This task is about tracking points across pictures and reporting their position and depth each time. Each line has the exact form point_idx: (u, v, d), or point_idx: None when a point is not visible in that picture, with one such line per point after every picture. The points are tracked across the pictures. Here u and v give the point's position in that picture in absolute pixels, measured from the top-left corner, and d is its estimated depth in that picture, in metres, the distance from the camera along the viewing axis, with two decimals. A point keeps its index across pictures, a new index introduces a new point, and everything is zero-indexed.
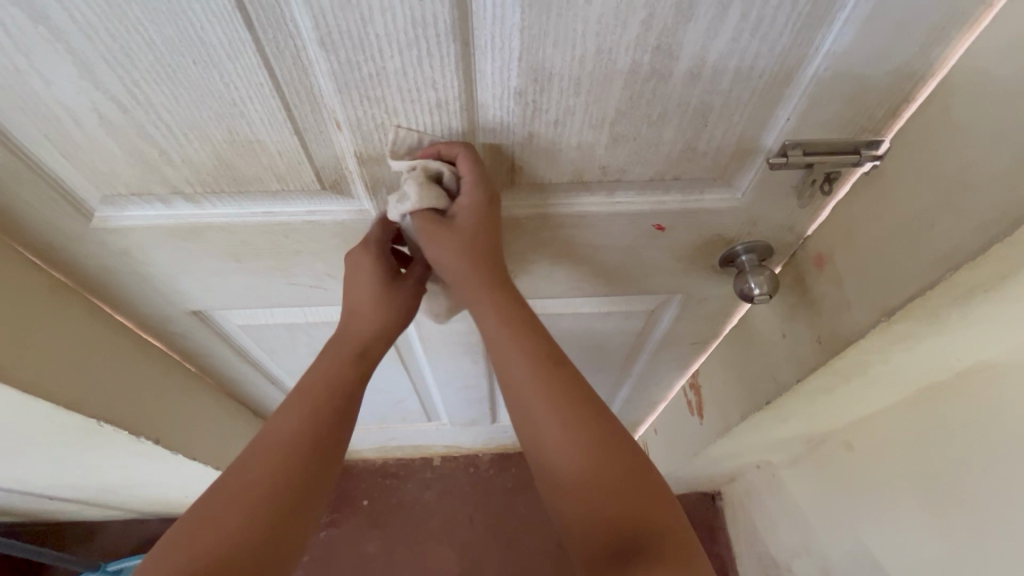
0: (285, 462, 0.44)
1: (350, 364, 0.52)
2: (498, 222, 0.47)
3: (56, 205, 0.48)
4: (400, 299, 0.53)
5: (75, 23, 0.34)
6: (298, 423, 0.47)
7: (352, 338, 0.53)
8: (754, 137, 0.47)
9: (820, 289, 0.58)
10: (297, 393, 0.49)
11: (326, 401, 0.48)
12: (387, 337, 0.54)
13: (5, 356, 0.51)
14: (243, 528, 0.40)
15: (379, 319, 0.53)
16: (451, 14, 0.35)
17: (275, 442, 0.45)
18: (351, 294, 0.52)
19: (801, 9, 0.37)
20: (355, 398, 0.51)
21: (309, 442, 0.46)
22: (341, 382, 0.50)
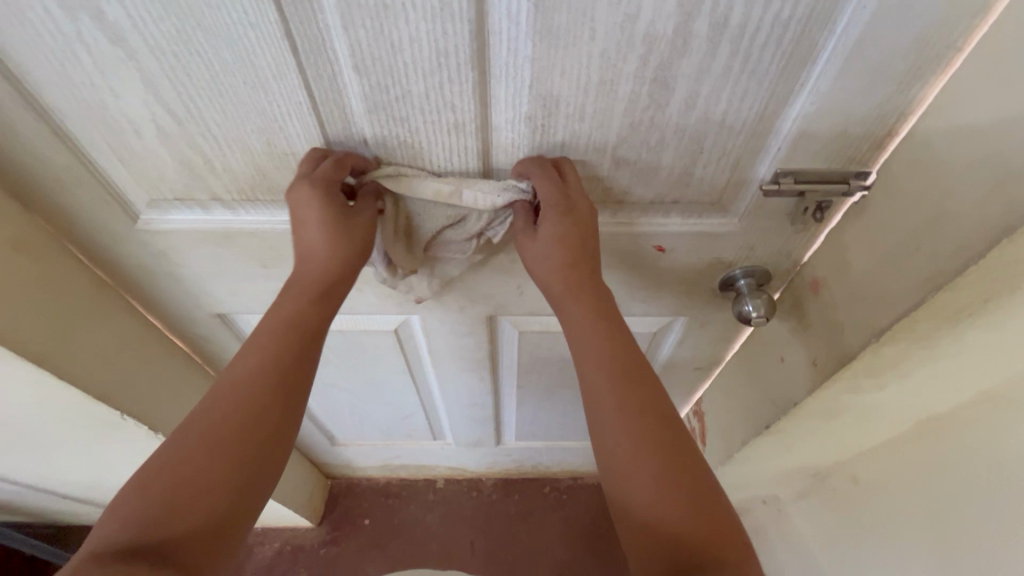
0: (253, 406, 0.46)
1: (311, 303, 0.51)
2: (586, 232, 0.50)
3: (107, 205, 0.53)
4: (353, 230, 0.50)
5: (146, 45, 0.39)
6: (260, 367, 0.48)
7: (307, 277, 0.51)
8: (748, 165, 0.51)
9: (817, 314, 0.60)
10: (256, 339, 0.50)
11: (289, 343, 0.50)
12: (347, 271, 0.51)
13: (49, 344, 0.55)
14: (215, 472, 0.43)
15: (334, 253, 0.50)
16: (471, 46, 0.40)
17: (239, 385, 0.47)
18: (299, 229, 0.49)
19: (785, 48, 0.41)
20: (318, 338, 0.52)
21: (272, 384, 0.47)
22: (304, 322, 0.51)
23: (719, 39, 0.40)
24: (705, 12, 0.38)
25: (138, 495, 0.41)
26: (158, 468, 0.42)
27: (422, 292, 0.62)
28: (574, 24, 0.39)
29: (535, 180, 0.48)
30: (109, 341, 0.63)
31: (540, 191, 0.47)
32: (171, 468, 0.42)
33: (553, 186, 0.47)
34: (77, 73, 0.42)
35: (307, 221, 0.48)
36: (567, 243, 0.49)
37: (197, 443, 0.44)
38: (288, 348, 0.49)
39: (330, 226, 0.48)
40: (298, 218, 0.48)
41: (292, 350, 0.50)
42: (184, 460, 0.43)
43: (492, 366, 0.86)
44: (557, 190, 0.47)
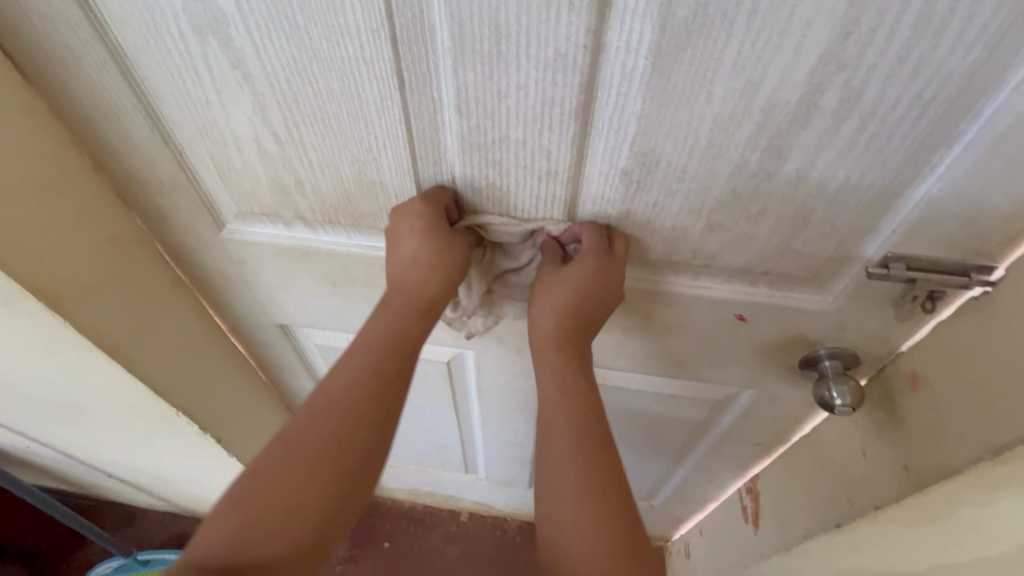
0: (351, 418, 0.44)
1: (411, 320, 0.50)
2: (612, 290, 0.48)
3: (200, 213, 0.55)
4: (451, 250, 0.48)
5: (263, 71, 0.41)
6: (362, 374, 0.46)
7: (410, 292, 0.49)
8: (855, 244, 0.47)
9: (913, 412, 0.54)
10: (356, 348, 0.48)
11: (386, 358, 0.48)
12: (445, 287, 0.49)
13: (124, 338, 0.57)
14: (310, 486, 0.41)
15: (432, 266, 0.48)
16: (578, 98, 0.39)
17: (340, 391, 0.45)
18: (398, 246, 0.48)
19: (919, 131, 0.37)
20: (415, 354, 0.50)
21: (369, 394, 0.46)
22: (402, 338, 0.49)
23: (846, 115, 0.37)
24: (835, 86, 0.35)
25: (236, 504, 0.39)
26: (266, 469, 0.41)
27: (474, 328, 0.60)
28: (689, 86, 0.37)
29: (584, 229, 0.48)
30: (178, 339, 0.65)
31: (587, 239, 0.47)
32: (266, 478, 0.41)
33: (599, 242, 0.47)
34: (196, 90, 0.43)
35: (408, 237, 0.47)
36: (580, 292, 0.47)
37: (292, 454, 0.42)
38: (386, 361, 0.48)
39: (430, 240, 0.47)
40: (399, 233, 0.48)
41: (390, 363, 0.48)
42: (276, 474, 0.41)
43: (539, 410, 0.83)
44: (601, 247, 0.47)
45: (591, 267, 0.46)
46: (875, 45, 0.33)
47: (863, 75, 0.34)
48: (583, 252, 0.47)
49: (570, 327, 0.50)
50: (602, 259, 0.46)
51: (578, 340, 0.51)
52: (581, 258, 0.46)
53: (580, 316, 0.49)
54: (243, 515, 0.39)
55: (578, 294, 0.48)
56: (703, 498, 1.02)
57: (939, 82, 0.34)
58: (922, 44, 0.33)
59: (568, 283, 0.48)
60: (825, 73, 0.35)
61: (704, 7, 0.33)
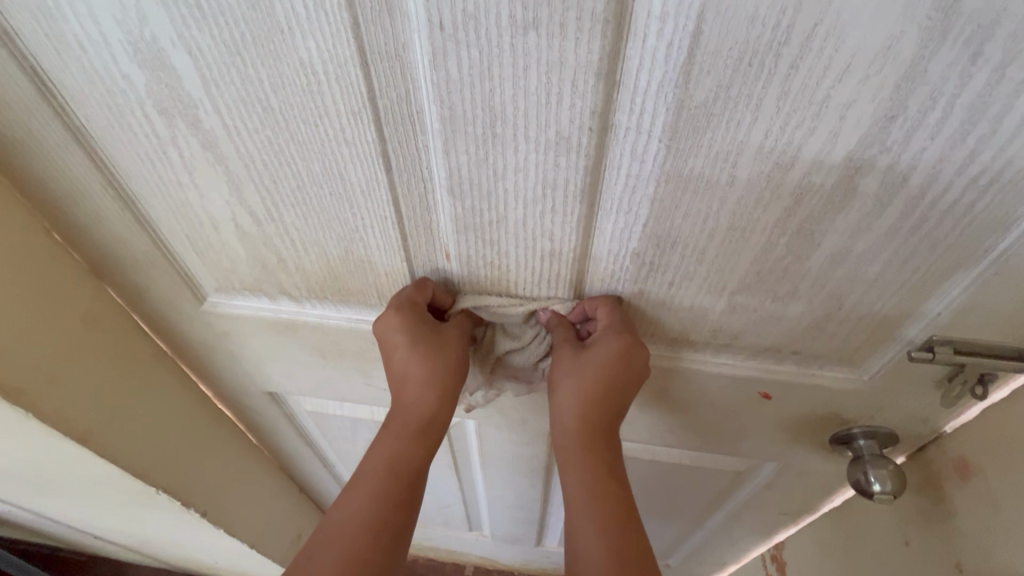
0: (351, 566, 0.37)
1: (411, 442, 0.45)
2: (641, 368, 0.43)
3: (179, 288, 0.51)
4: (440, 355, 0.45)
5: (237, 153, 0.37)
6: (370, 501, 0.41)
7: (411, 407, 0.45)
8: (895, 325, 0.42)
9: (964, 503, 0.48)
10: (361, 474, 0.43)
11: (387, 487, 0.42)
12: (445, 398, 0.46)
13: (97, 421, 0.53)
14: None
15: (428, 377, 0.45)
16: (583, 180, 0.35)
17: (346, 526, 0.39)
18: (391, 357, 0.45)
19: (973, 214, 0.33)
20: (418, 484, 0.44)
21: (369, 534, 0.39)
22: (408, 460, 0.44)
23: (889, 199, 0.33)
24: (877, 169, 0.31)
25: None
26: None
27: (473, 402, 0.55)
28: (709, 169, 0.33)
29: (598, 305, 0.43)
30: (157, 415, 0.60)
31: (602, 314, 0.43)
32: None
33: (616, 316, 0.43)
34: (167, 171, 0.40)
35: (398, 348, 0.44)
36: (607, 373, 0.43)
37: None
38: (390, 489, 0.42)
39: (419, 347, 0.44)
40: (387, 346, 0.45)
41: (392, 494, 0.42)
42: None
43: (546, 475, 0.78)
44: (617, 320, 0.43)
45: (617, 342, 0.42)
46: (924, 130, 0.29)
47: (909, 158, 0.30)
48: (604, 330, 0.43)
49: (599, 419, 0.45)
50: (627, 332, 0.42)
51: (606, 433, 0.45)
52: (604, 336, 0.42)
53: (610, 401, 0.44)
54: None
55: (606, 377, 0.43)
56: (723, 561, 0.95)
57: (999, 166, 0.30)
58: (980, 127, 0.28)
59: (595, 364, 0.43)
60: (865, 157, 0.31)
61: (726, 89, 0.29)
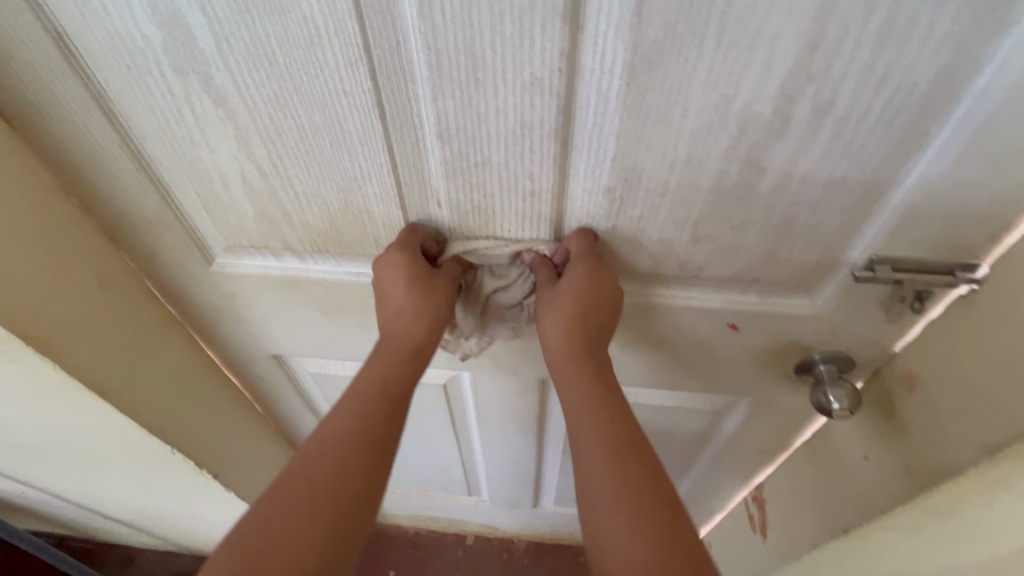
0: (341, 465, 0.43)
1: (399, 364, 0.49)
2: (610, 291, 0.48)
3: (189, 249, 0.55)
4: (437, 295, 0.49)
5: (246, 107, 0.41)
6: (358, 413, 0.46)
7: (401, 335, 0.50)
8: (840, 249, 0.47)
9: (911, 413, 0.54)
10: (354, 389, 0.48)
11: (382, 401, 0.47)
12: (434, 330, 0.50)
13: (116, 376, 0.57)
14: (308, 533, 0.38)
15: (420, 311, 0.49)
16: (556, 119, 0.40)
17: (335, 433, 0.45)
18: (385, 293, 0.49)
19: (893, 135, 0.38)
20: (406, 400, 0.49)
21: (366, 438, 0.45)
22: (396, 379, 0.49)
23: (820, 123, 0.38)
24: (807, 96, 0.36)
25: (227, 559, 0.36)
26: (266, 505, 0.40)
27: (469, 349, 0.59)
28: (664, 103, 0.38)
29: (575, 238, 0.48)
30: (170, 376, 0.64)
31: (574, 244, 0.48)
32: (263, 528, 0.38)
33: (586, 246, 0.47)
34: (180, 130, 0.44)
35: (393, 284, 0.48)
36: (581, 299, 0.47)
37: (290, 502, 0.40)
38: (379, 403, 0.47)
39: (414, 285, 0.48)
40: (383, 284, 0.49)
41: (381, 407, 0.47)
42: (276, 514, 0.39)
43: (539, 428, 0.83)
44: (586, 249, 0.47)
45: (582, 271, 0.46)
46: (842, 57, 0.34)
47: (833, 84, 0.35)
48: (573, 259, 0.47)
49: (579, 339, 0.48)
50: (590, 262, 0.47)
51: (591, 350, 0.49)
52: (573, 265, 0.47)
53: (587, 324, 0.48)
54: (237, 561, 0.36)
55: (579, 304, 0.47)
56: (710, 510, 1.00)
57: (907, 88, 0.35)
58: (887, 53, 0.33)
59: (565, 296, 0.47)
60: (795, 84, 0.35)
61: (673, 27, 0.33)
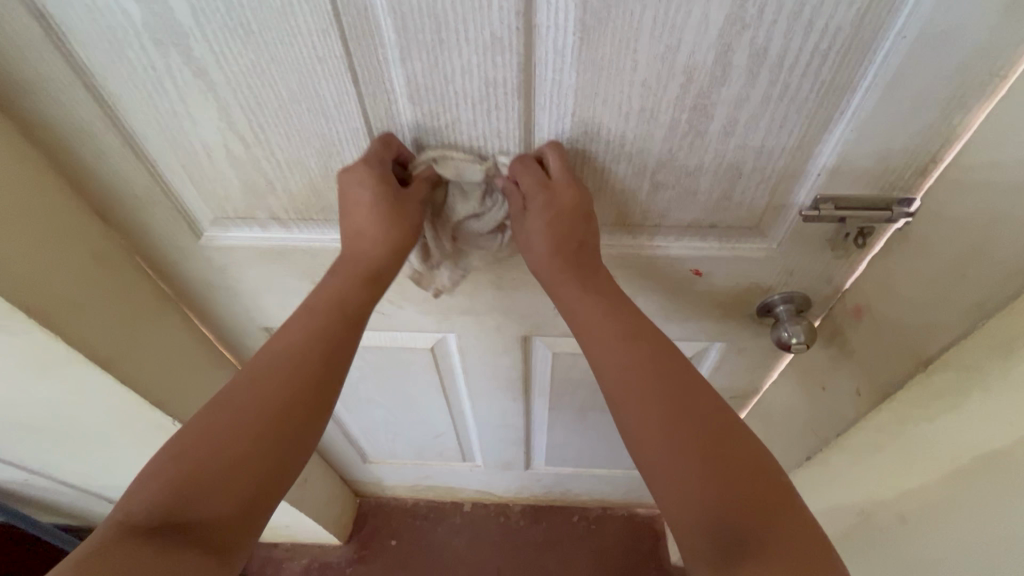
0: (287, 384, 0.48)
1: (352, 287, 0.51)
2: (581, 218, 0.48)
3: (178, 224, 0.58)
4: (405, 218, 0.49)
5: (225, 78, 0.44)
6: (305, 335, 0.50)
7: (359, 259, 0.51)
8: (788, 190, 0.51)
9: (860, 342, 0.59)
10: (307, 310, 0.51)
11: (329, 323, 0.51)
12: (394, 257, 0.50)
13: (118, 349, 0.59)
14: (248, 445, 0.45)
15: (383, 236, 0.49)
16: (518, 77, 0.43)
17: (282, 356, 0.49)
18: (349, 214, 0.49)
19: (824, 78, 0.42)
20: (359, 319, 0.52)
21: (310, 359, 0.49)
22: (349, 302, 0.51)
23: (759, 69, 0.41)
24: (744, 43, 0.39)
25: (184, 455, 0.44)
26: (215, 413, 0.46)
27: (443, 283, 0.58)
28: (615, 55, 0.41)
29: (522, 167, 0.47)
30: (167, 350, 0.67)
31: (524, 177, 0.47)
32: (210, 432, 0.45)
33: (535, 177, 0.46)
34: (163, 103, 0.46)
35: (359, 205, 0.48)
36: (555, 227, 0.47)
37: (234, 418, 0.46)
38: (327, 325, 0.51)
39: (382, 209, 0.47)
40: (350, 205, 0.49)
41: (328, 328, 0.51)
42: (224, 424, 0.46)
43: (525, 387, 0.87)
44: (538, 181, 0.46)
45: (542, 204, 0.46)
46: (771, 5, 0.37)
47: (766, 30, 0.39)
48: (532, 190, 0.46)
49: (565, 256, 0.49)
50: (545, 190, 0.46)
51: (578, 263, 0.49)
52: (533, 195, 0.46)
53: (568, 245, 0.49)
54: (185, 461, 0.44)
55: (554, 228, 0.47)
56: None
57: (833, 31, 0.39)
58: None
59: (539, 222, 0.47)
60: (732, 33, 0.39)
61: None
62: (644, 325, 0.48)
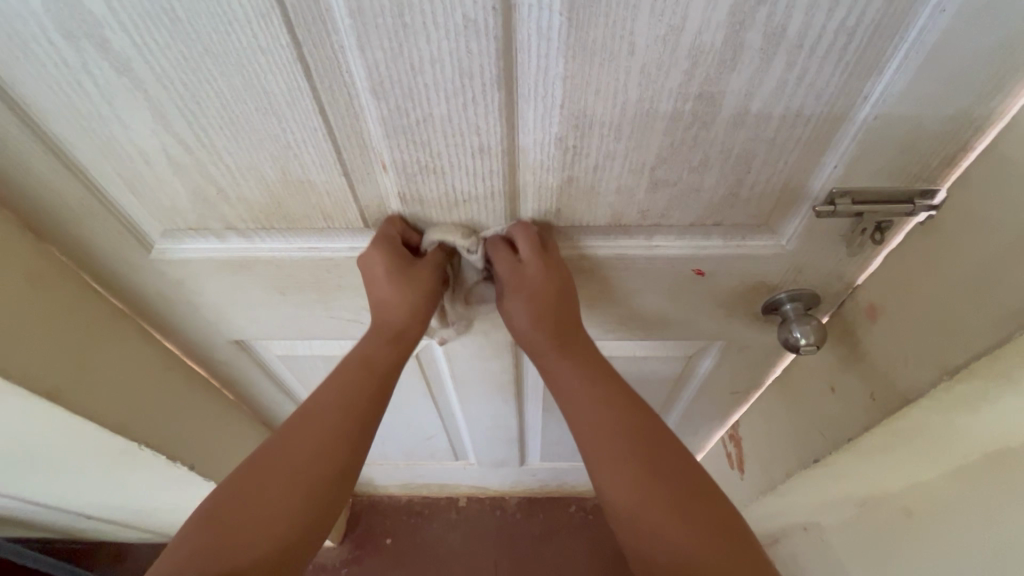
0: (322, 448, 0.47)
1: (385, 347, 0.51)
2: (563, 295, 0.49)
3: (123, 236, 0.52)
4: (421, 286, 0.49)
5: (154, 74, 0.37)
6: (342, 396, 0.49)
7: (387, 320, 0.51)
8: (801, 184, 0.46)
9: (874, 342, 0.55)
10: (342, 369, 0.51)
11: (365, 381, 0.50)
12: (418, 319, 0.51)
13: (65, 376, 0.53)
14: (276, 505, 0.43)
15: (404, 304, 0.49)
16: (497, 65, 0.37)
17: (318, 415, 0.48)
18: (371, 283, 0.50)
19: (848, 60, 0.36)
20: (393, 378, 0.52)
21: (347, 420, 0.48)
22: (382, 362, 0.51)
23: (774, 51, 0.36)
24: (759, 21, 0.34)
25: (215, 520, 0.42)
26: (250, 477, 0.45)
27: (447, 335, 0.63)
28: (610, 39, 0.35)
29: (497, 251, 0.49)
30: (125, 371, 0.61)
31: (499, 265, 0.49)
32: (242, 498, 0.44)
33: (508, 262, 0.48)
34: (85, 104, 0.40)
35: (375, 275, 0.49)
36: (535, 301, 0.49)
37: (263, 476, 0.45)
38: (363, 384, 0.50)
39: (397, 279, 0.48)
40: (369, 276, 0.49)
41: (365, 386, 0.50)
42: (259, 488, 0.44)
43: (518, 389, 0.83)
44: (510, 266, 0.48)
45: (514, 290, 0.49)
46: None
47: (784, 6, 0.33)
48: (511, 271, 0.48)
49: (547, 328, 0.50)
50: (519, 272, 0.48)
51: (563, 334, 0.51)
52: (514, 274, 0.48)
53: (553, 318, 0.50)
54: (215, 529, 0.42)
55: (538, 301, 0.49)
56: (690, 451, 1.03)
57: (861, 5, 0.33)
58: None
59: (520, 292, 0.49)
60: (745, 10, 0.33)
61: None
62: (625, 387, 0.49)
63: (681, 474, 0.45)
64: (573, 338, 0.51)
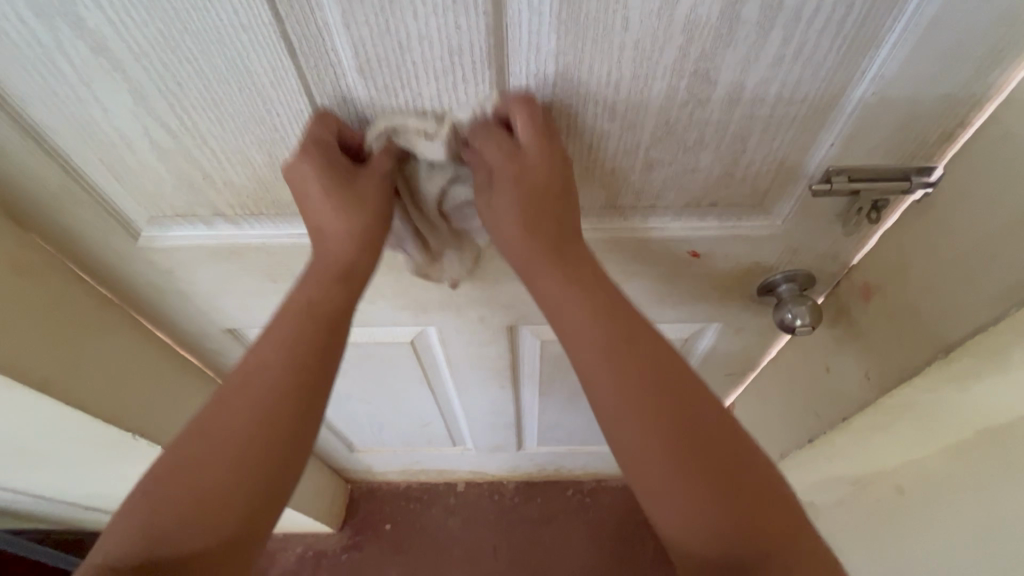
0: (263, 410, 0.41)
1: (328, 289, 0.44)
2: (564, 191, 0.41)
3: (108, 224, 0.50)
4: (364, 204, 0.41)
5: (132, 54, 0.36)
6: (282, 349, 0.43)
7: (329, 256, 0.43)
8: (797, 163, 0.45)
9: (869, 322, 0.55)
10: (284, 318, 0.44)
11: (306, 332, 0.43)
12: (362, 251, 0.43)
13: (56, 367, 0.53)
14: (221, 484, 0.39)
15: (345, 231, 0.42)
16: (487, 42, 0.36)
17: (259, 372, 0.42)
18: (308, 207, 0.42)
19: (845, 34, 0.36)
20: (343, 324, 0.45)
21: (288, 377, 0.42)
22: (326, 308, 0.44)
23: (771, 25, 0.35)
24: None
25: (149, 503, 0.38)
26: (185, 450, 0.40)
27: (456, 274, 0.54)
28: (602, 13, 0.34)
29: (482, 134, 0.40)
30: (116, 361, 0.60)
31: (489, 148, 0.40)
32: (179, 475, 0.39)
33: (502, 145, 0.40)
34: (62, 86, 0.38)
35: (310, 199, 0.41)
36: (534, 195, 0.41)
37: (208, 449, 0.40)
38: (305, 335, 0.43)
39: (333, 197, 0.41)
40: (302, 195, 0.41)
41: (307, 337, 0.43)
42: (196, 463, 0.39)
43: (513, 374, 0.82)
44: (507, 152, 0.39)
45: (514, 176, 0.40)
46: None
47: None
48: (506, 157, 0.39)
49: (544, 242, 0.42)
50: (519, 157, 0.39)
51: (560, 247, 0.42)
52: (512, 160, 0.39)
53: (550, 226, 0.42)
54: (151, 512, 0.38)
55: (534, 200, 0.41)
56: None
57: None
58: None
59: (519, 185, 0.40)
60: None
61: None
62: (633, 322, 0.41)
63: (700, 422, 0.38)
64: (576, 257, 0.43)
